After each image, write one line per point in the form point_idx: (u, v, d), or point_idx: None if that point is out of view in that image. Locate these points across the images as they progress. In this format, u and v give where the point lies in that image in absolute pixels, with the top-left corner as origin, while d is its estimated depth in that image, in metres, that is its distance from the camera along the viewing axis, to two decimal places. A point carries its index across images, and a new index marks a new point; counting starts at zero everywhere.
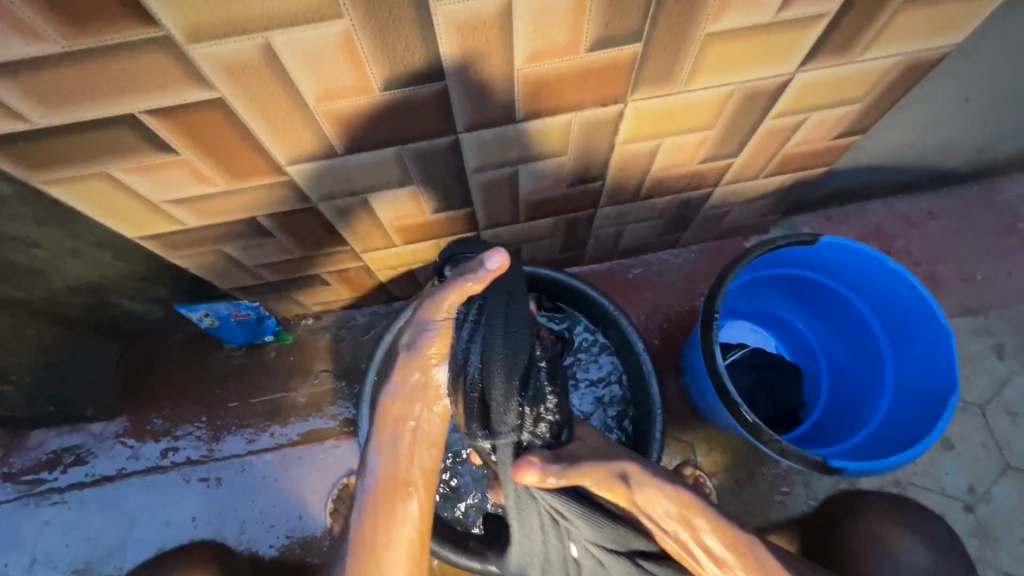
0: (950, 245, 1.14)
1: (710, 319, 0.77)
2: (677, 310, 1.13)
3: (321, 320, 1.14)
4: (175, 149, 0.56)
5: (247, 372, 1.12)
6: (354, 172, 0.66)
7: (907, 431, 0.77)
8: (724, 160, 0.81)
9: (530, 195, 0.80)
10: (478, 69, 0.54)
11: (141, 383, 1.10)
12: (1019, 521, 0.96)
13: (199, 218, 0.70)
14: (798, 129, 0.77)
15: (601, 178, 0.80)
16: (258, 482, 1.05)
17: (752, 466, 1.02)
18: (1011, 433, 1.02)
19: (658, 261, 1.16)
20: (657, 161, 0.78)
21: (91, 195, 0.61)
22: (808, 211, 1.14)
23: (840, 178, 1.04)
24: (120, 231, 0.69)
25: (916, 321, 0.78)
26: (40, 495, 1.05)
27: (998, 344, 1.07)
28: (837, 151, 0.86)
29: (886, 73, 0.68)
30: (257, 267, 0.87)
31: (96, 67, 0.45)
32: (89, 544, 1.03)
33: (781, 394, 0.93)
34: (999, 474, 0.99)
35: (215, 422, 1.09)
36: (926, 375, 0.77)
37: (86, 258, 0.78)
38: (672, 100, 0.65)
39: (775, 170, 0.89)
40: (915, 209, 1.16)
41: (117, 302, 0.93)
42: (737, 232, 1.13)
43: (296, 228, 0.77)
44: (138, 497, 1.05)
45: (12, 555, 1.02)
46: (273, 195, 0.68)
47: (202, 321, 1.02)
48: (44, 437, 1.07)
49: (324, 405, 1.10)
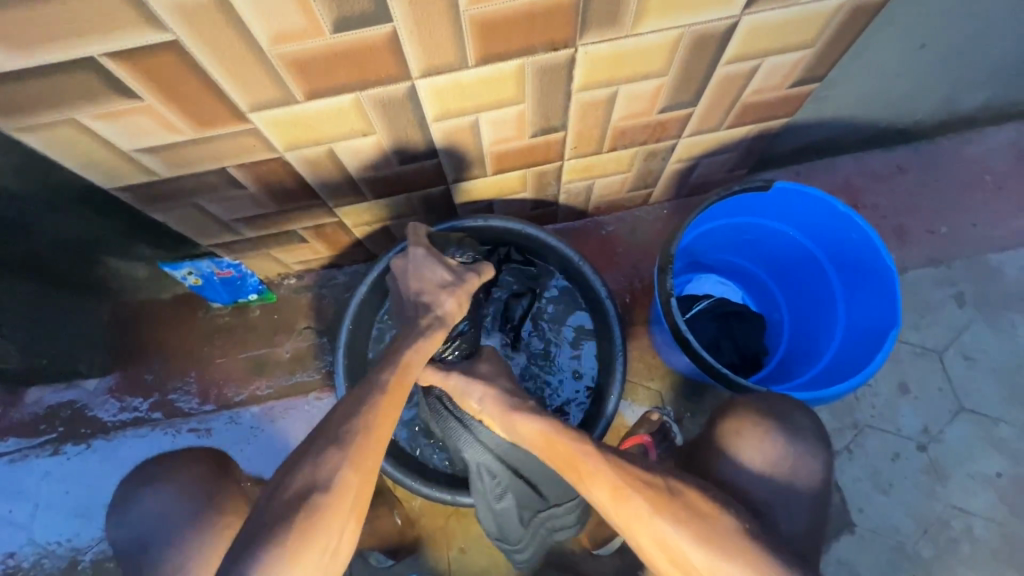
0: (916, 198, 1.16)
1: (667, 263, 0.80)
2: (649, 265, 1.16)
3: (302, 279, 1.17)
4: (139, 95, 0.59)
5: (233, 330, 1.16)
6: (316, 120, 0.68)
7: (854, 367, 0.81)
8: (683, 109, 0.83)
9: (493, 146, 0.83)
10: (425, 11, 0.56)
11: (131, 341, 1.14)
12: (969, 459, 1.01)
13: (171, 168, 0.72)
14: (753, 77, 0.79)
15: (562, 128, 0.82)
16: (246, 433, 1.10)
17: (718, 412, 1.07)
18: (966, 377, 1.06)
19: (630, 218, 1.18)
20: (616, 110, 0.81)
21: (64, 143, 0.64)
22: (777, 167, 1.16)
23: (806, 132, 1.06)
24: (96, 182, 0.72)
25: (866, 263, 0.81)
26: (40, 447, 1.10)
27: (959, 294, 1.11)
28: (795, 101, 0.88)
29: (833, 16, 0.70)
30: (233, 222, 0.90)
31: (53, 8, 0.47)
32: (88, 492, 1.08)
33: (743, 340, 0.97)
34: (953, 416, 1.03)
35: (204, 377, 1.14)
36: (874, 314, 0.80)
37: (67, 212, 0.81)
38: (622, 44, 0.67)
39: (736, 121, 0.91)
40: (884, 163, 1.18)
41: (102, 259, 0.97)
42: (707, 188, 1.15)
43: (268, 180, 0.80)
44: (133, 448, 1.10)
45: (16, 503, 1.08)
46: (241, 145, 0.70)
47: (186, 279, 1.06)
48: (41, 393, 1.12)
49: (308, 360, 1.14)
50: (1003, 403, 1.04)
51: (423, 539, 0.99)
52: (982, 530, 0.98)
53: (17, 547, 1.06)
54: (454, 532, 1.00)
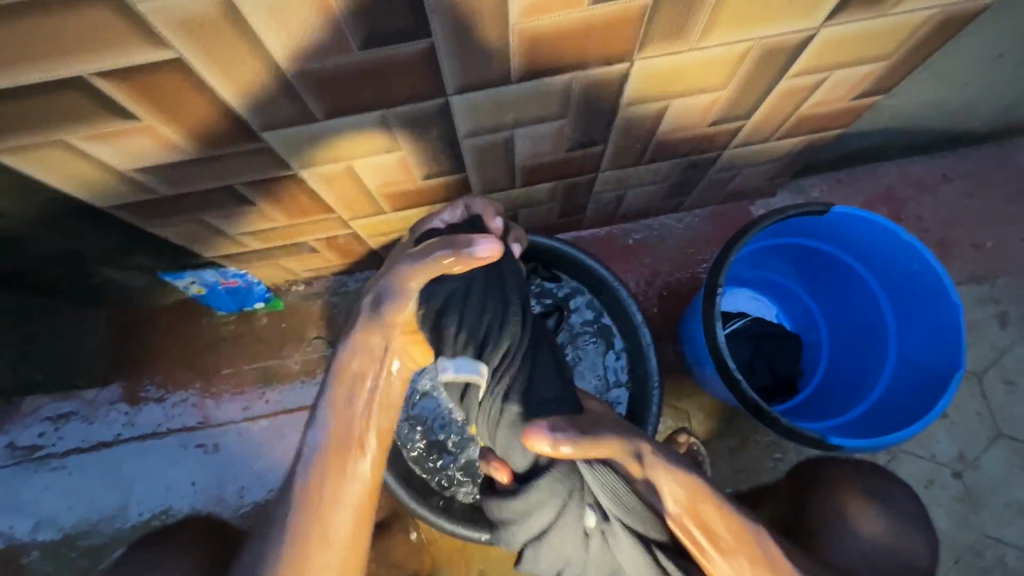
0: (962, 210, 1.10)
1: (713, 293, 0.74)
2: (677, 277, 1.10)
3: (311, 286, 1.11)
4: (135, 115, 0.51)
5: (239, 340, 1.10)
6: (334, 138, 0.61)
7: (907, 406, 0.76)
8: (735, 122, 0.76)
9: (526, 160, 0.75)
10: (469, 25, 0.48)
11: (130, 349, 1.08)
12: (1005, 488, 0.98)
13: (173, 187, 0.65)
14: (817, 90, 0.72)
15: (602, 141, 0.75)
16: (255, 448, 1.06)
17: (748, 434, 1.03)
18: (1006, 402, 1.02)
19: (659, 226, 1.11)
20: (662, 123, 0.73)
21: (53, 164, 0.56)
22: (818, 174, 1.09)
23: (854, 140, 0.98)
24: (89, 200, 0.65)
25: (925, 296, 0.75)
26: (39, 460, 1.06)
27: (1001, 313, 1.06)
28: (855, 112, 0.81)
29: (918, 29, 0.62)
30: (241, 236, 0.83)
31: (33, 25, 0.40)
32: (91, 507, 1.04)
33: (780, 365, 0.92)
34: (991, 442, 1.00)
35: (209, 389, 1.08)
36: (931, 351, 0.75)
37: (57, 227, 0.74)
38: (683, 59, 0.59)
39: (788, 132, 0.83)
40: (929, 170, 1.11)
41: (98, 271, 0.90)
42: (742, 196, 1.08)
43: (279, 196, 0.73)
44: (136, 462, 1.06)
45: (16, 518, 1.04)
46: (251, 163, 0.63)
47: (188, 289, 1.00)
48: (37, 404, 1.06)
49: (319, 372, 1.08)
50: None
51: (443, 564, 0.96)
52: (1015, 560, 0.95)
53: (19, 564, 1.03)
54: (474, 557, 0.96)
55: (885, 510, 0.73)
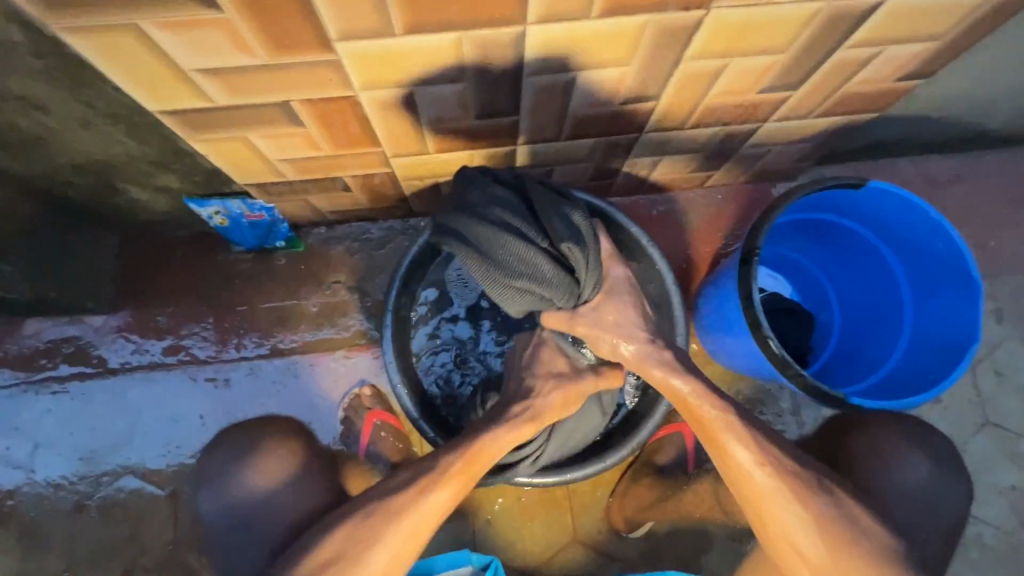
0: (971, 209, 1.14)
1: (751, 255, 0.78)
2: (701, 251, 1.12)
3: (334, 230, 1.09)
4: (218, 5, 0.50)
5: (255, 278, 1.07)
6: (404, 59, 0.61)
7: (918, 378, 0.81)
8: (782, 92, 0.78)
9: (578, 109, 0.76)
10: None
11: (142, 278, 1.06)
12: (987, 470, 1.04)
13: (230, 95, 0.64)
14: (865, 67, 0.74)
15: (656, 98, 0.76)
16: (267, 385, 1.04)
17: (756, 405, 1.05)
18: (994, 392, 1.07)
19: (683, 200, 1.13)
20: (716, 85, 0.74)
21: (122, 55, 0.56)
22: (840, 162, 1.12)
23: (881, 128, 1.02)
24: (141, 101, 0.64)
25: (945, 274, 0.79)
26: (41, 382, 1.03)
27: (997, 309, 1.11)
28: (894, 95, 0.83)
29: (974, 11, 0.65)
30: (279, 162, 0.81)
31: None
32: (93, 434, 1.02)
33: (794, 340, 0.93)
34: (978, 428, 1.05)
35: (222, 323, 1.06)
36: (945, 328, 0.80)
37: (97, 132, 0.72)
38: (753, 14, 0.61)
39: (828, 110, 0.85)
40: (943, 170, 1.15)
41: (122, 187, 0.87)
42: (768, 176, 1.10)
43: (331, 120, 0.72)
44: (142, 392, 1.04)
45: (14, 439, 1.01)
46: (314, 79, 0.63)
47: (211, 219, 0.96)
48: (41, 325, 1.03)
49: (336, 316, 1.07)
50: None
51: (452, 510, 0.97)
52: (991, 537, 1.02)
53: (15, 485, 1.00)
54: (484, 506, 0.97)
55: None
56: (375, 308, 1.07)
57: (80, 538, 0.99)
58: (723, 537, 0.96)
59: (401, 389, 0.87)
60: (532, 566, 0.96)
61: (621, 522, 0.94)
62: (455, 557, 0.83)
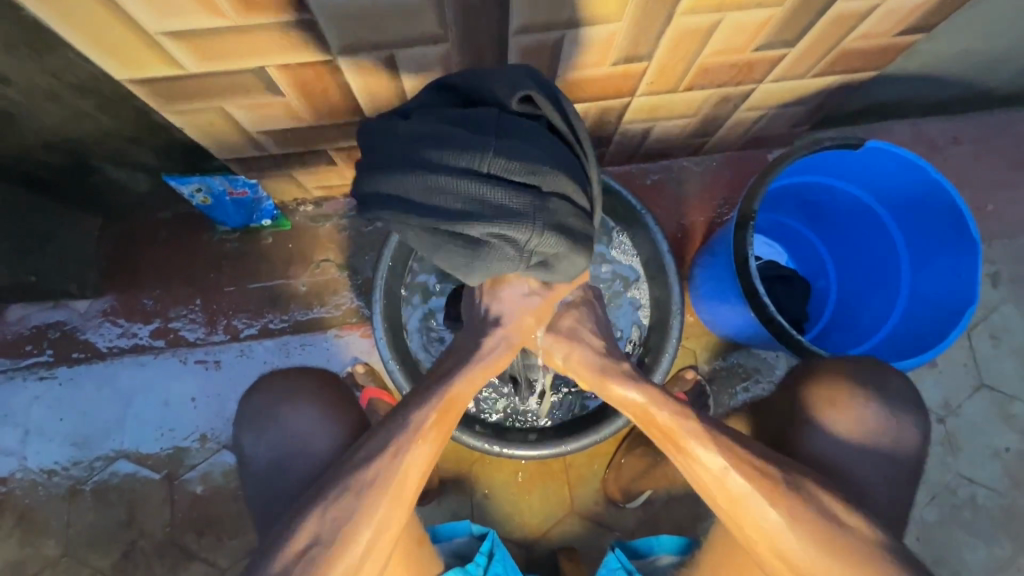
0: (970, 172, 1.13)
1: (747, 220, 0.76)
2: (696, 220, 1.10)
3: (321, 207, 1.06)
4: None
5: (242, 258, 1.05)
6: (382, 18, 0.58)
7: (916, 339, 0.80)
8: (780, 49, 0.75)
9: (568, 72, 0.73)
10: None
11: (126, 260, 1.03)
12: (982, 433, 1.04)
13: (202, 61, 0.61)
14: (864, 20, 0.72)
15: (648, 58, 0.73)
16: (259, 366, 1.03)
17: (750, 374, 1.04)
18: (990, 355, 1.07)
19: (677, 168, 1.10)
20: (710, 43, 0.72)
21: (82, 17, 0.53)
22: (838, 126, 1.10)
23: (880, 89, 0.99)
24: (109, 69, 0.61)
25: (945, 235, 0.78)
26: (28, 369, 1.01)
27: (993, 273, 1.10)
28: (894, 52, 0.81)
29: None
30: (258, 134, 0.78)
31: None
32: (84, 420, 1.01)
33: (791, 306, 0.93)
34: (973, 391, 1.06)
35: (211, 305, 1.04)
36: (944, 290, 0.79)
37: (66, 105, 0.69)
38: None
39: (826, 69, 0.83)
40: (941, 132, 1.13)
41: (99, 165, 0.84)
42: (764, 142, 1.08)
43: (309, 87, 0.69)
44: (132, 376, 1.02)
45: (3, 427, 1.00)
46: (289, 42, 0.60)
47: (193, 197, 0.93)
48: (25, 311, 1.01)
49: (326, 295, 1.05)
50: (1022, 381, 1.06)
51: (449, 485, 0.97)
52: (984, 498, 1.03)
53: (8, 473, 0.99)
54: (482, 481, 0.97)
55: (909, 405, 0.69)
56: (366, 286, 1.05)
57: (78, 523, 0.98)
58: None
59: (391, 364, 0.85)
60: (531, 539, 0.96)
61: (619, 493, 0.94)
62: (452, 527, 0.82)
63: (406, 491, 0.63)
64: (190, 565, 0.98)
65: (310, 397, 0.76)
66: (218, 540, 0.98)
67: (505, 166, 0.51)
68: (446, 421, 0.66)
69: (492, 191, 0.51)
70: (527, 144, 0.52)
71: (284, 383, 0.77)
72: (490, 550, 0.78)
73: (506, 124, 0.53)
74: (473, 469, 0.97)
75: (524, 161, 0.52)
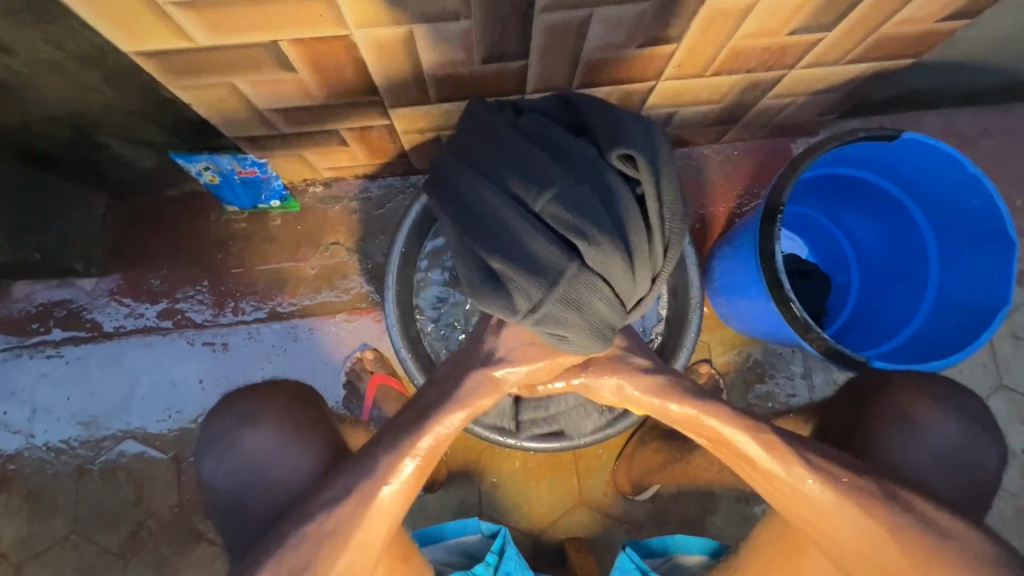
0: (1001, 166, 1.09)
1: (774, 213, 0.73)
2: (714, 210, 1.07)
3: (330, 188, 1.03)
4: None
5: (250, 239, 1.03)
6: None
7: (944, 339, 0.78)
8: (815, 34, 0.72)
9: (594, 53, 0.70)
10: None
11: (133, 238, 1.02)
12: (999, 433, 1.03)
13: (212, 34, 0.58)
14: (907, 4, 0.68)
15: (678, 40, 0.69)
16: (267, 350, 1.02)
17: (765, 369, 1.02)
18: (1011, 355, 1.05)
19: (698, 156, 1.07)
20: (744, 25, 0.68)
21: None
22: (866, 116, 1.06)
23: (913, 77, 0.95)
24: (116, 41, 0.58)
25: (980, 233, 0.75)
26: (35, 347, 1.00)
27: None
28: (935, 38, 0.77)
29: None
30: (269, 112, 0.76)
31: None
32: (90, 399, 1.00)
33: (811, 301, 0.90)
34: (992, 392, 1.04)
35: (217, 287, 1.02)
36: (974, 289, 0.76)
37: (70, 77, 0.67)
38: None
39: (861, 55, 0.79)
40: (973, 124, 1.09)
41: (104, 141, 0.81)
42: (790, 131, 1.04)
43: (323, 64, 0.66)
44: (139, 357, 1.01)
45: (12, 405, 1.00)
46: (304, 15, 0.57)
47: (200, 176, 0.90)
48: (30, 288, 1.00)
49: (335, 279, 1.03)
50: None
51: (458, 473, 0.96)
52: (997, 499, 1.01)
53: (16, 450, 0.99)
54: (490, 470, 0.97)
55: None
56: (376, 271, 1.03)
57: (85, 501, 0.98)
58: (730, 499, 0.96)
59: (403, 352, 0.84)
60: (538, 529, 0.96)
61: (628, 486, 0.93)
62: (463, 525, 0.81)
63: (373, 527, 0.60)
64: (198, 546, 0.98)
65: (275, 414, 0.75)
66: None
67: (590, 206, 0.50)
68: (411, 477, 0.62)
69: (553, 237, 0.51)
70: (610, 189, 0.51)
71: (250, 400, 0.76)
72: (502, 547, 0.77)
73: (598, 166, 0.51)
74: (482, 457, 0.97)
75: (611, 206, 0.51)
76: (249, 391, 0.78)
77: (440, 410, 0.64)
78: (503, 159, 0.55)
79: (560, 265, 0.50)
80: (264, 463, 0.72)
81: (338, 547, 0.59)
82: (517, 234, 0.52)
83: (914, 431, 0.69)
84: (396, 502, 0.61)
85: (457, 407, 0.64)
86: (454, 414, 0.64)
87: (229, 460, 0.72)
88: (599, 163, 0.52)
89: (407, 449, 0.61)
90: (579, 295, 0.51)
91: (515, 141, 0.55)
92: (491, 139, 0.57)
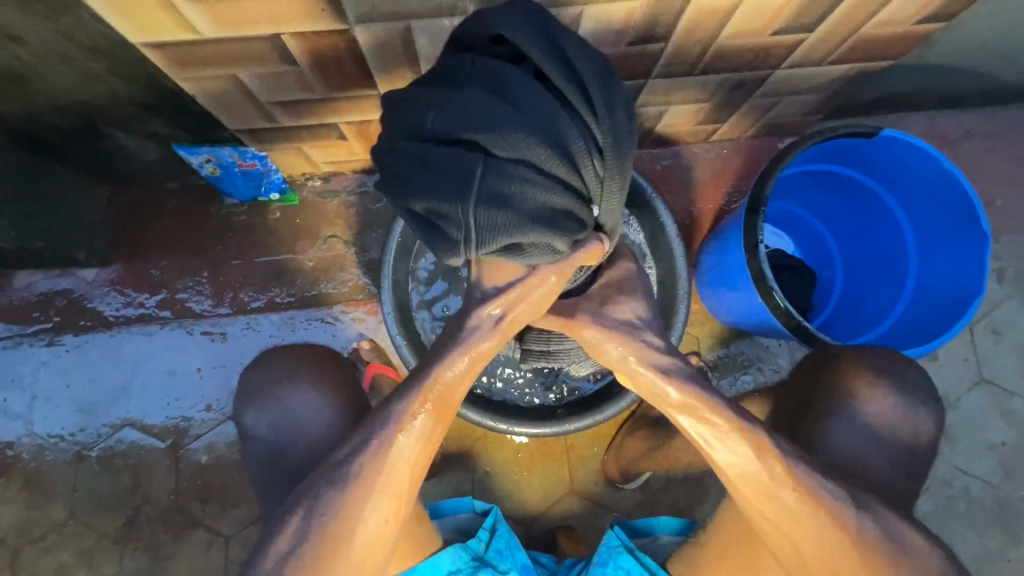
0: (981, 167, 1.12)
1: (758, 206, 0.76)
2: (704, 208, 1.10)
3: (329, 182, 1.06)
4: None
5: (249, 231, 1.05)
6: None
7: (923, 329, 0.80)
8: (797, 34, 0.75)
9: None
10: None
11: (134, 229, 1.03)
12: (979, 427, 1.06)
13: (217, 27, 0.61)
14: (884, 7, 0.71)
15: (665, 39, 0.72)
16: (265, 340, 1.04)
17: (753, 362, 1.05)
18: (991, 350, 1.08)
19: (688, 154, 1.10)
20: (728, 25, 0.71)
21: None
22: (851, 117, 1.09)
23: (895, 79, 0.98)
24: (124, 32, 0.60)
25: (956, 226, 0.78)
26: (35, 335, 1.02)
27: (999, 269, 1.10)
28: (913, 40, 0.80)
29: None
30: (270, 105, 0.78)
31: None
32: (90, 387, 1.02)
33: (796, 295, 0.93)
34: (972, 386, 1.07)
35: (217, 278, 1.04)
36: (952, 281, 0.79)
37: (78, 68, 0.69)
38: None
39: (843, 57, 0.82)
40: (954, 126, 1.13)
41: (108, 132, 0.83)
42: (777, 130, 1.07)
43: (324, 58, 0.68)
44: (139, 345, 1.03)
45: (12, 392, 1.01)
46: (305, 9, 0.59)
47: (201, 167, 0.92)
48: (32, 278, 1.02)
49: (333, 271, 1.05)
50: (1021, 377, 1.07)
51: (452, 461, 0.98)
52: (977, 490, 1.04)
53: (15, 437, 1.00)
54: (483, 459, 0.99)
55: (915, 395, 0.70)
56: (372, 263, 1.05)
57: (83, 488, 0.99)
58: (717, 488, 0.98)
59: (399, 341, 0.86)
60: (529, 517, 0.98)
61: (618, 474, 0.95)
62: (456, 503, 0.84)
63: (392, 487, 0.62)
64: (194, 533, 0.99)
65: (304, 377, 0.76)
66: (221, 510, 1.00)
67: (511, 115, 0.46)
68: (425, 434, 0.63)
69: (518, 168, 0.46)
70: (535, 88, 0.46)
71: (276, 364, 0.77)
72: (492, 526, 0.79)
73: (518, 75, 0.47)
74: (475, 446, 0.99)
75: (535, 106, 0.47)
76: (276, 354, 0.79)
77: (457, 342, 0.62)
78: (428, 120, 0.48)
79: (531, 198, 0.47)
80: (311, 417, 0.74)
81: (355, 507, 0.61)
82: (460, 169, 0.47)
83: (873, 418, 0.69)
84: (411, 460, 0.63)
85: (462, 355, 0.61)
86: (458, 364, 0.62)
87: (266, 416, 0.74)
88: (500, 67, 0.47)
89: (411, 405, 0.61)
90: (558, 209, 0.48)
91: (427, 94, 0.49)
92: (407, 103, 0.50)
